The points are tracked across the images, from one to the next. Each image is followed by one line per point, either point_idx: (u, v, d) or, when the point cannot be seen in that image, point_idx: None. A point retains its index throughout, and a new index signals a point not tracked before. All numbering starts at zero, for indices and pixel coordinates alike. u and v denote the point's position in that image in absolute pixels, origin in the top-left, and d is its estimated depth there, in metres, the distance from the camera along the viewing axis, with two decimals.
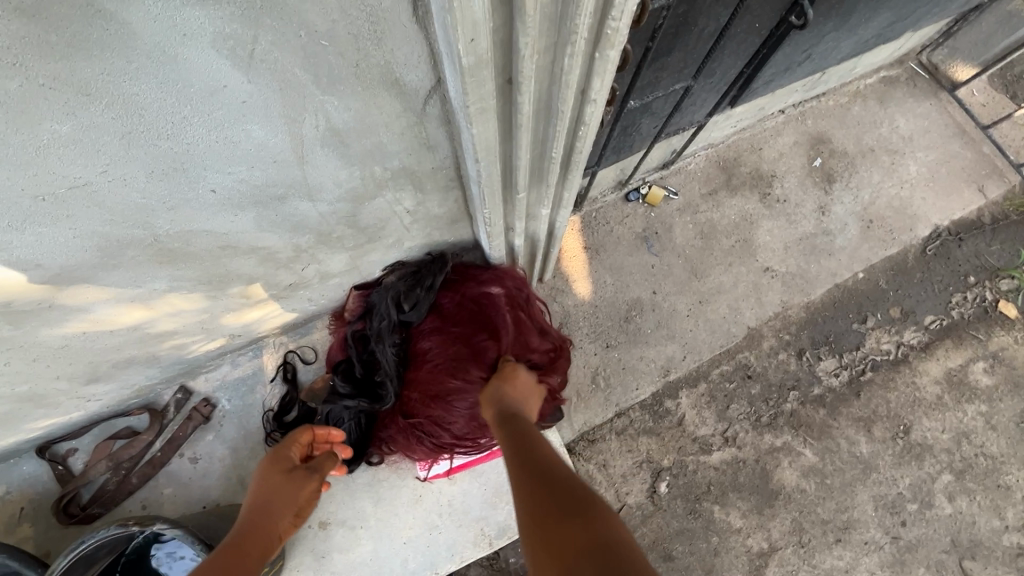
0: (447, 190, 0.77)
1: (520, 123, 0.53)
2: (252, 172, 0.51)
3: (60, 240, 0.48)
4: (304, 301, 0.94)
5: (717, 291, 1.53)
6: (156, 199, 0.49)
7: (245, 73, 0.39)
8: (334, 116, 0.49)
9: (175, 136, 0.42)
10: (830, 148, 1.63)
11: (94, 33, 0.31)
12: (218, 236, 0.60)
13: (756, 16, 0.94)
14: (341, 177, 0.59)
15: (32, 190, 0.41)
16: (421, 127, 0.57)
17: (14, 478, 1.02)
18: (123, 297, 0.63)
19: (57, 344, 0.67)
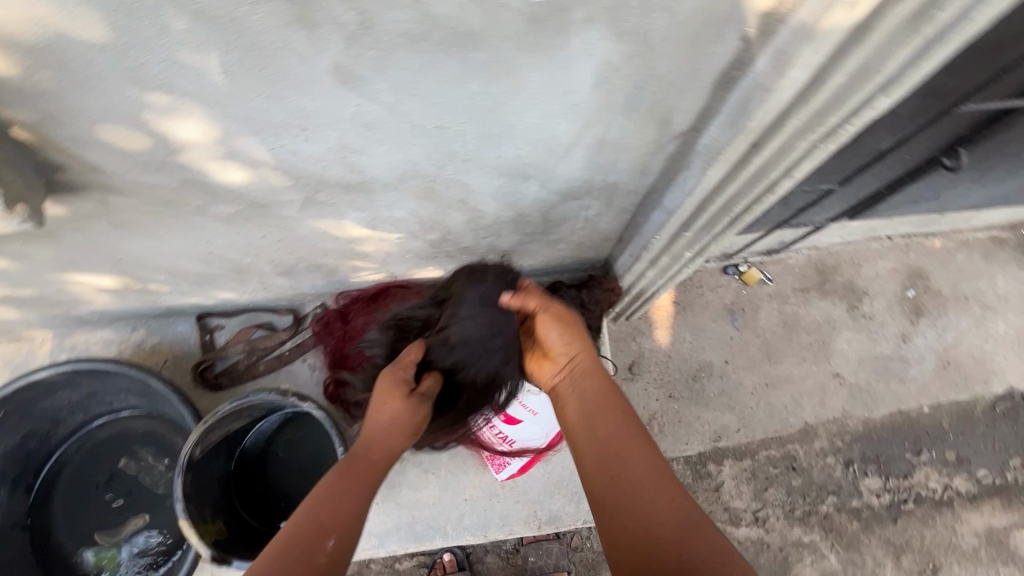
0: (623, 211, 0.91)
1: (739, 177, 0.67)
2: (531, 152, 0.67)
3: (391, 158, 0.64)
4: (457, 265, 1.09)
5: (785, 379, 1.61)
6: (464, 151, 0.65)
7: (594, 88, 0.55)
8: (612, 132, 0.64)
9: (518, 114, 0.58)
10: (926, 284, 1.70)
11: (547, 43, 0.48)
12: (466, 191, 0.76)
13: (911, 149, 1.04)
14: (574, 176, 0.75)
15: (415, 120, 0.57)
16: (653, 157, 0.72)
17: (168, 334, 1.20)
18: (370, 215, 0.80)
19: (300, 235, 0.84)
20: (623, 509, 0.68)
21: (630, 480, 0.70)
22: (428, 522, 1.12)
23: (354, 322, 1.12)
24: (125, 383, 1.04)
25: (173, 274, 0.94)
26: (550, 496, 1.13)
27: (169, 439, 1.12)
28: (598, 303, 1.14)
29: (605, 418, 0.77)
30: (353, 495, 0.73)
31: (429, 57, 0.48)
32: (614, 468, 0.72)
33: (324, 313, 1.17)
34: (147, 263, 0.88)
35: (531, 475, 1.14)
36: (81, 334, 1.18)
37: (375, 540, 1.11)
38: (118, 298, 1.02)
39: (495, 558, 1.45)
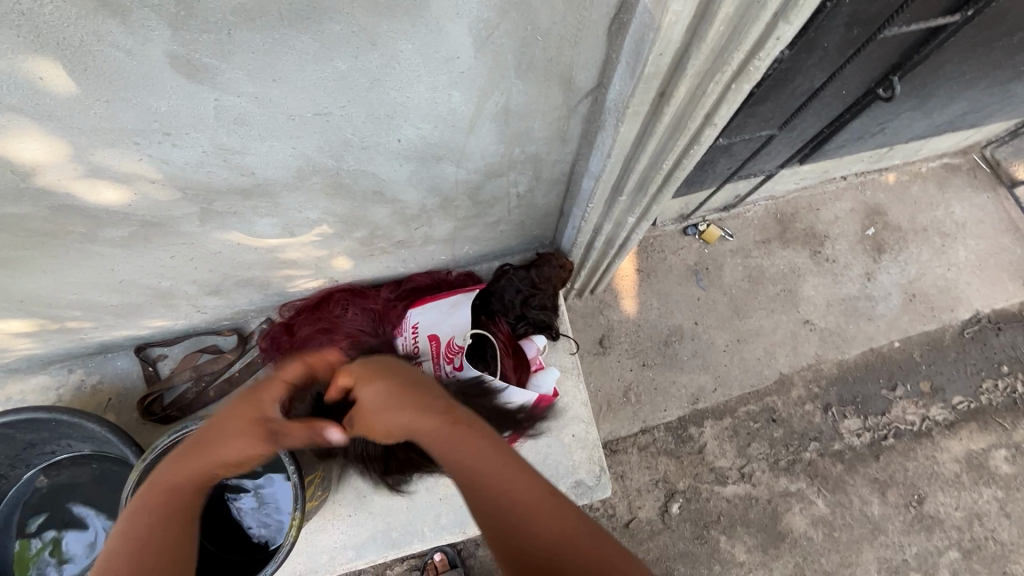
0: (555, 183, 0.87)
1: (655, 131, 0.63)
2: (433, 131, 0.62)
3: (280, 154, 0.59)
4: (398, 261, 1.04)
5: (756, 333, 1.60)
6: (359, 138, 0.60)
7: (477, 50, 0.51)
8: (513, 98, 0.60)
9: (403, 89, 0.53)
10: (884, 221, 1.70)
11: (406, 4, 0.43)
12: (378, 181, 0.71)
13: (845, 84, 1.02)
14: (489, 151, 0.71)
15: (290, 110, 0.52)
16: (567, 121, 0.68)
17: (109, 370, 1.14)
18: (283, 220, 0.75)
19: (214, 250, 0.79)
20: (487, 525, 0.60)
21: (501, 499, 0.59)
22: (403, 526, 1.09)
23: (300, 333, 1.06)
24: (60, 429, 0.98)
25: (89, 308, 0.88)
26: None
27: (120, 479, 1.06)
28: (550, 281, 1.10)
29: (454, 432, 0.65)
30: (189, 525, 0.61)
31: (275, 34, 0.43)
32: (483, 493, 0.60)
33: (268, 328, 1.12)
34: (54, 300, 0.82)
35: None
36: (14, 383, 1.11)
37: (351, 552, 1.08)
38: (39, 340, 0.95)
39: (485, 551, 1.42)
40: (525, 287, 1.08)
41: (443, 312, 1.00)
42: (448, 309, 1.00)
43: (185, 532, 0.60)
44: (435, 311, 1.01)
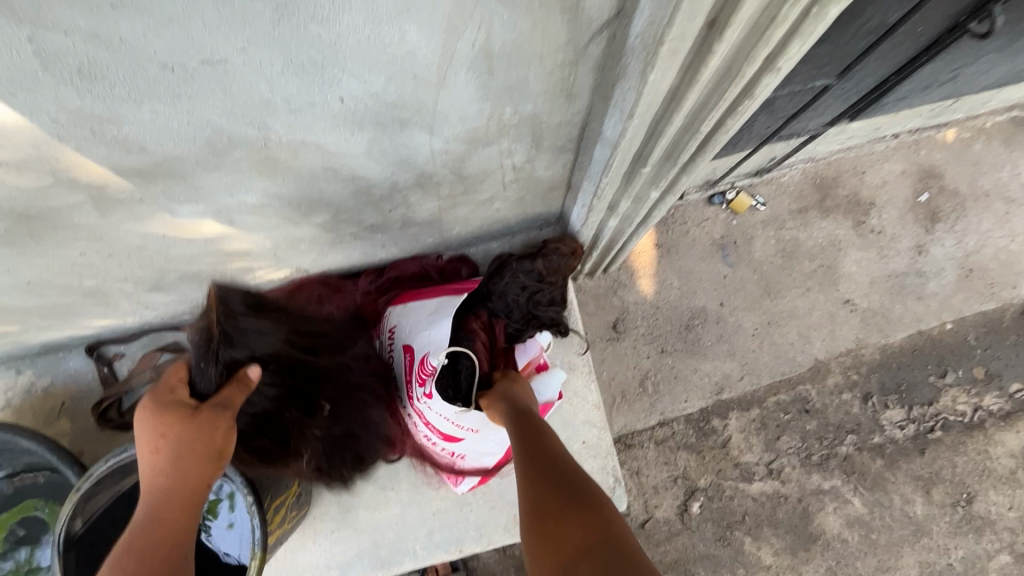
0: (560, 151, 0.70)
1: (697, 80, 0.45)
2: (388, 85, 0.45)
3: (173, 123, 0.42)
4: (375, 246, 0.88)
5: (789, 314, 1.43)
6: (283, 96, 0.43)
7: None
8: (496, 35, 0.42)
9: (328, 21, 0.36)
10: (940, 185, 1.49)
11: None
12: (327, 154, 0.55)
13: (926, 17, 0.81)
14: (470, 113, 0.53)
15: (162, 56, 0.35)
16: (574, 69, 0.50)
17: (60, 371, 1.01)
18: (211, 206, 0.59)
19: (134, 244, 0.64)
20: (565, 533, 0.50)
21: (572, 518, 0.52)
22: (393, 544, 0.97)
23: None
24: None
25: (4, 312, 0.73)
26: None
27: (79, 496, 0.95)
28: (559, 271, 0.92)
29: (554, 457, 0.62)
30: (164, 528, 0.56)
31: None
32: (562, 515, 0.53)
33: None
34: None
35: (504, 477, 0.98)
36: None
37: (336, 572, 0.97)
38: None
39: (490, 553, 1.32)
40: (532, 281, 0.90)
41: (421, 318, 0.84)
42: (427, 315, 0.84)
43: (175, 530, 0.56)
44: (413, 316, 0.86)
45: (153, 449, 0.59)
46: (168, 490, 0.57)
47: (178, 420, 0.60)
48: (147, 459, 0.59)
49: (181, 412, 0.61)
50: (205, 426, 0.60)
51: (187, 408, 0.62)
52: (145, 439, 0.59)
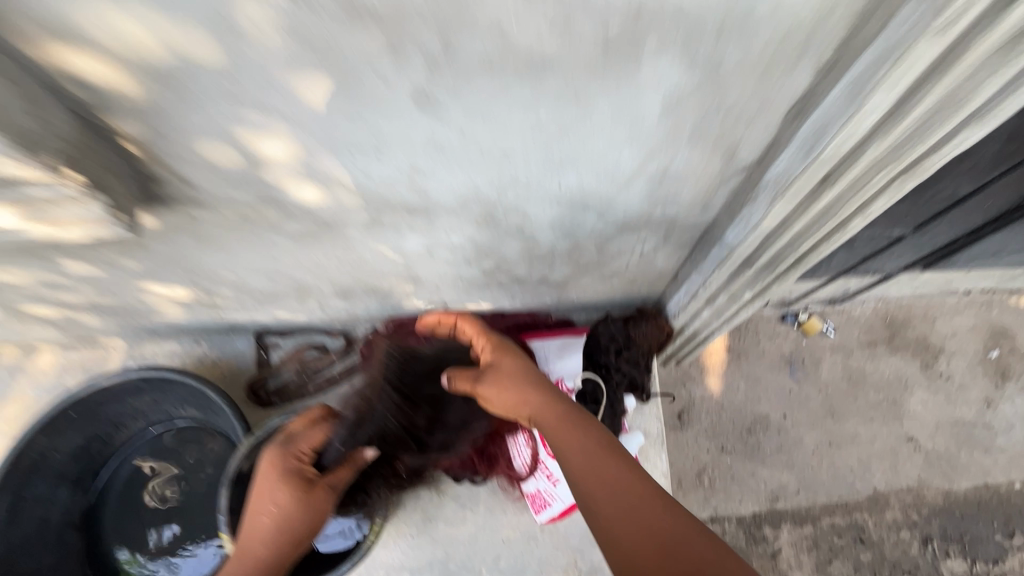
0: (680, 246, 0.90)
1: (807, 212, 0.65)
2: (592, 180, 0.67)
3: (455, 181, 0.66)
4: (507, 296, 1.09)
5: (851, 439, 1.48)
6: (527, 177, 0.66)
7: (660, 115, 0.55)
8: (675, 162, 0.64)
9: (583, 140, 0.59)
10: (1011, 345, 1.56)
11: (615, 69, 0.49)
12: (524, 218, 0.77)
13: (993, 195, 0.98)
14: (632, 207, 0.75)
15: (482, 145, 0.59)
16: (716, 190, 0.71)
17: (227, 349, 1.25)
18: (429, 239, 0.82)
19: (360, 257, 0.87)
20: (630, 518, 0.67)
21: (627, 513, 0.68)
22: (462, 560, 1.07)
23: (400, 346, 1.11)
24: (181, 393, 1.08)
25: (239, 289, 0.98)
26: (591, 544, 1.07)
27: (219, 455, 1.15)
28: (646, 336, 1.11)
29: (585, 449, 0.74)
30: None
31: (499, 83, 0.50)
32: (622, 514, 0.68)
33: (373, 335, 1.17)
34: (216, 276, 0.93)
35: (572, 520, 1.08)
36: (149, 344, 1.25)
37: (407, 575, 1.07)
38: (186, 309, 1.07)
39: None
40: (625, 331, 1.09)
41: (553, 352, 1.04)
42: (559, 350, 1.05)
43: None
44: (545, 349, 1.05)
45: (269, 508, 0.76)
46: (261, 556, 0.76)
47: (295, 500, 0.77)
48: (257, 521, 0.76)
49: (300, 483, 0.78)
50: (314, 507, 0.78)
51: (307, 479, 0.79)
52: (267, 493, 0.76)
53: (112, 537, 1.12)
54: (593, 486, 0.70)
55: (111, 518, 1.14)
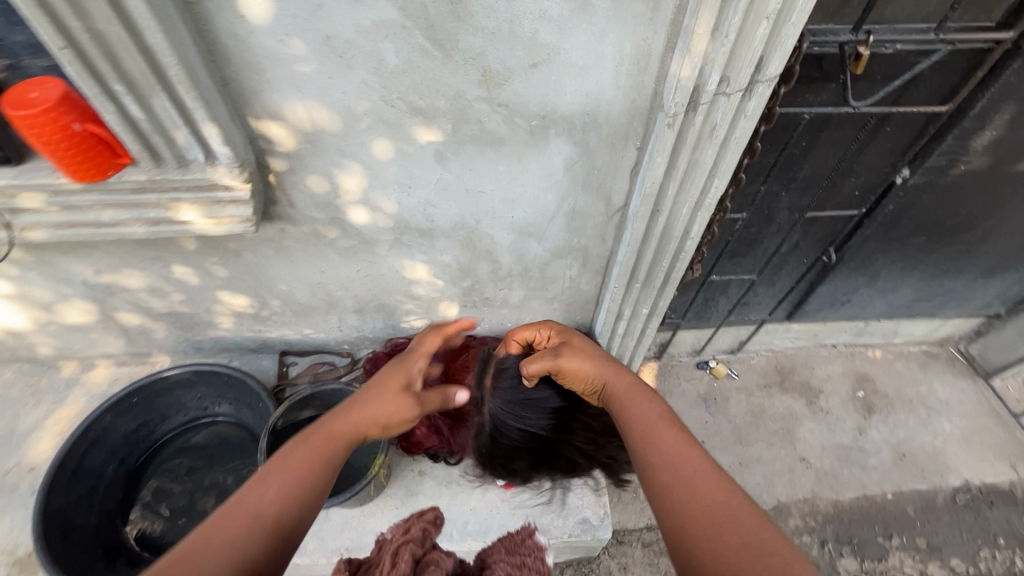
0: (595, 273, 1.35)
1: (654, 234, 1.12)
2: (531, 214, 1.14)
3: (451, 211, 1.12)
4: (479, 318, 1.49)
5: (757, 460, 1.82)
6: (492, 210, 1.13)
7: (563, 173, 1.05)
8: (577, 203, 1.12)
9: (523, 186, 1.07)
10: (873, 386, 1.99)
11: (536, 145, 0.98)
12: (491, 243, 1.22)
13: (800, 251, 1.50)
14: (558, 236, 1.21)
15: (468, 186, 1.06)
16: (606, 225, 1.19)
17: (253, 365, 1.57)
18: (429, 259, 1.25)
19: (380, 273, 1.29)
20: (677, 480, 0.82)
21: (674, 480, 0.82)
22: None
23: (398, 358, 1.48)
24: (218, 389, 1.39)
25: (286, 301, 1.36)
26: (540, 511, 1.35)
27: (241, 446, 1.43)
28: None
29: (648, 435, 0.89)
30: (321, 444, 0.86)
31: (479, 150, 0.98)
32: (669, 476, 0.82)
33: (374, 354, 1.52)
34: (274, 288, 1.31)
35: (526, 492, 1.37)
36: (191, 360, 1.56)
37: None
38: (237, 322, 1.43)
39: None
40: None
41: None
42: None
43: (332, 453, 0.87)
44: None
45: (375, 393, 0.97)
46: (363, 423, 0.93)
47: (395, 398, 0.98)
48: (372, 401, 0.95)
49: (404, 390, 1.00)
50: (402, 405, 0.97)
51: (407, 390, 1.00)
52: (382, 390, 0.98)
53: (139, 514, 1.36)
54: (659, 455, 0.84)
55: (128, 501, 1.36)
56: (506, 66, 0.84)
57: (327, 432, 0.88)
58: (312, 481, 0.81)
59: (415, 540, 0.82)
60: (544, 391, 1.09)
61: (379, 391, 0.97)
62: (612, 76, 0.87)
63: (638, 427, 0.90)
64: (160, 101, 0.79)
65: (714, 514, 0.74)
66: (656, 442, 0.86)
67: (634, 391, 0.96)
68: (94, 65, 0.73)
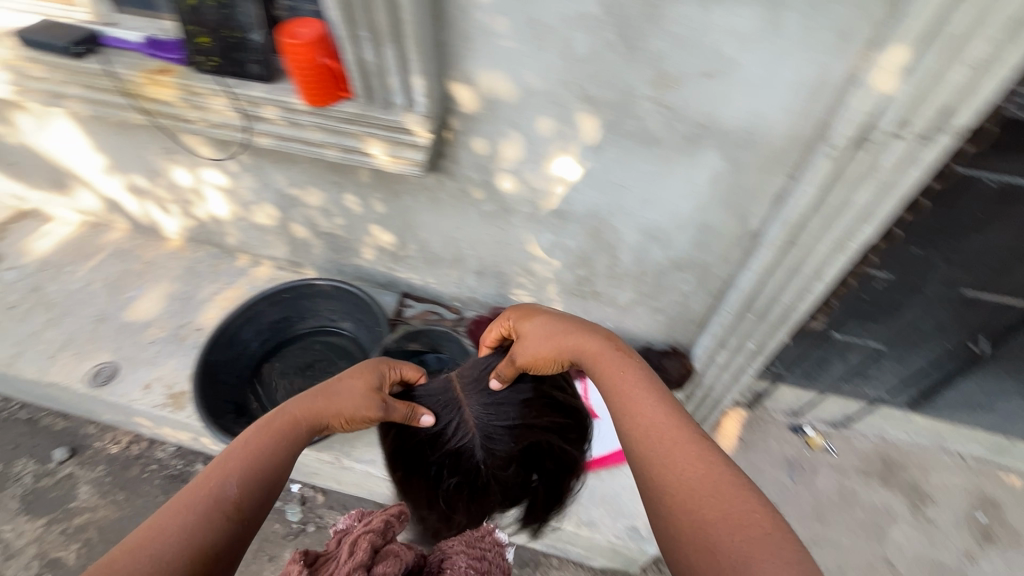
0: (710, 295, 1.36)
1: (784, 266, 1.11)
2: (663, 219, 1.19)
3: (590, 199, 1.21)
4: (583, 310, 1.56)
5: (833, 544, 1.68)
6: (628, 206, 1.19)
7: (707, 185, 1.08)
8: (711, 218, 1.15)
9: (664, 190, 1.13)
10: (999, 514, 1.73)
11: (689, 153, 1.03)
12: (617, 238, 1.29)
13: (946, 333, 1.37)
14: (683, 247, 1.24)
15: (613, 179, 1.14)
16: (734, 247, 1.20)
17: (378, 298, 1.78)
18: (555, 240, 1.35)
19: (509, 242, 1.41)
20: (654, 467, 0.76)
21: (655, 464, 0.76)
22: None
23: None
24: (346, 306, 1.61)
25: (422, 248, 1.54)
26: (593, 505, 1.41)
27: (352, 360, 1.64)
28: (672, 369, 1.52)
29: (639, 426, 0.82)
30: (272, 435, 0.87)
31: (633, 147, 1.06)
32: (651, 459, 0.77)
33: (479, 316, 1.64)
34: (416, 233, 1.49)
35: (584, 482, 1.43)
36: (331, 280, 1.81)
37: None
38: (377, 256, 1.64)
39: None
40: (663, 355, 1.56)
41: None
42: None
43: (281, 443, 0.87)
44: None
45: (336, 382, 0.97)
46: (319, 412, 0.93)
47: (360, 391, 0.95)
48: (337, 389, 0.96)
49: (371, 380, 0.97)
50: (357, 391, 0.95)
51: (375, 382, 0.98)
52: (353, 380, 0.97)
53: (262, 390, 1.61)
54: (648, 428, 0.80)
55: (257, 378, 1.62)
56: (682, 72, 0.90)
57: (275, 420, 0.90)
58: (266, 458, 0.83)
59: (376, 531, 0.89)
60: (512, 390, 0.96)
61: (355, 379, 0.97)
62: (783, 99, 0.89)
63: (623, 398, 0.86)
64: (388, 50, 0.96)
65: (703, 496, 0.70)
66: (643, 415, 0.82)
67: (604, 355, 0.93)
68: (353, 10, 0.92)
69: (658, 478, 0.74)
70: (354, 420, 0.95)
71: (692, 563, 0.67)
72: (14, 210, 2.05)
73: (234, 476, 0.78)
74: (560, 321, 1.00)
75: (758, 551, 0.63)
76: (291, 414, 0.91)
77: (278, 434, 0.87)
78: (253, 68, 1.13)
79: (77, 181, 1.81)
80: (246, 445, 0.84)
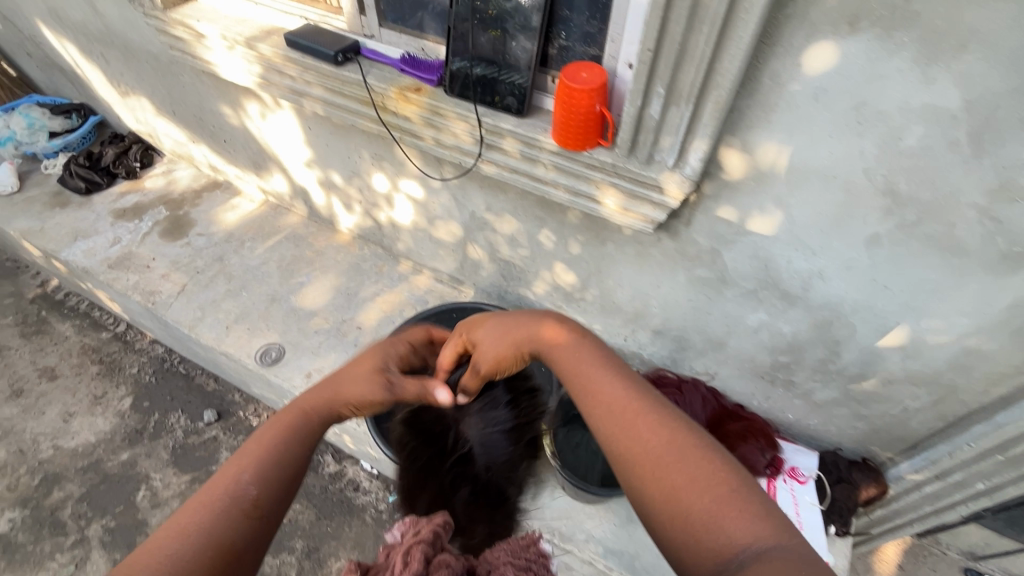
0: (940, 417, 1.18)
1: None
2: (922, 329, 1.04)
3: (835, 290, 1.08)
4: (764, 394, 1.42)
5: None
6: (881, 308, 1.05)
7: (1004, 307, 0.93)
8: (989, 342, 0.99)
9: (940, 300, 0.98)
10: None
11: (999, 269, 0.89)
12: (848, 335, 1.15)
13: None
14: (932, 362, 1.08)
15: (877, 277, 1.01)
16: (1005, 377, 1.02)
17: None
18: (767, 321, 1.23)
19: (708, 311, 1.31)
20: (638, 471, 0.64)
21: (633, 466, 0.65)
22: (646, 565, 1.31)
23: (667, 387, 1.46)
24: None
25: (603, 295, 1.47)
26: None
27: None
28: (861, 483, 1.34)
29: (606, 412, 0.71)
30: (299, 428, 0.79)
31: (924, 250, 0.93)
32: (632, 462, 0.65)
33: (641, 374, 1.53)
34: (603, 280, 1.43)
35: None
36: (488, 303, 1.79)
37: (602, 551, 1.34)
38: (548, 292, 1.59)
39: None
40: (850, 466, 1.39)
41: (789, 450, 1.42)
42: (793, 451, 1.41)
43: (304, 430, 0.79)
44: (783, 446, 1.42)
45: (345, 379, 0.87)
46: (343, 397, 0.85)
47: (373, 378, 0.87)
48: (353, 382, 0.87)
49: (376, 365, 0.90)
50: (371, 379, 0.87)
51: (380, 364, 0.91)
52: (361, 369, 0.89)
53: None
54: (607, 409, 0.71)
55: None
56: None
57: (297, 414, 0.81)
58: (286, 453, 0.74)
59: (426, 539, 0.78)
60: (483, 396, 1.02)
61: (358, 381, 0.86)
62: None
63: (576, 374, 0.77)
64: (680, 110, 0.91)
65: (671, 478, 0.62)
66: (600, 393, 0.73)
67: (559, 336, 0.84)
68: (659, 67, 0.88)
69: (649, 487, 0.63)
70: (365, 406, 0.86)
71: (680, 558, 0.59)
72: (208, 180, 2.22)
73: (252, 469, 0.70)
74: (512, 314, 0.93)
75: (764, 546, 0.54)
76: (301, 409, 0.82)
77: (301, 432, 0.79)
78: (509, 100, 1.12)
79: (274, 167, 1.92)
80: (268, 442, 0.75)
